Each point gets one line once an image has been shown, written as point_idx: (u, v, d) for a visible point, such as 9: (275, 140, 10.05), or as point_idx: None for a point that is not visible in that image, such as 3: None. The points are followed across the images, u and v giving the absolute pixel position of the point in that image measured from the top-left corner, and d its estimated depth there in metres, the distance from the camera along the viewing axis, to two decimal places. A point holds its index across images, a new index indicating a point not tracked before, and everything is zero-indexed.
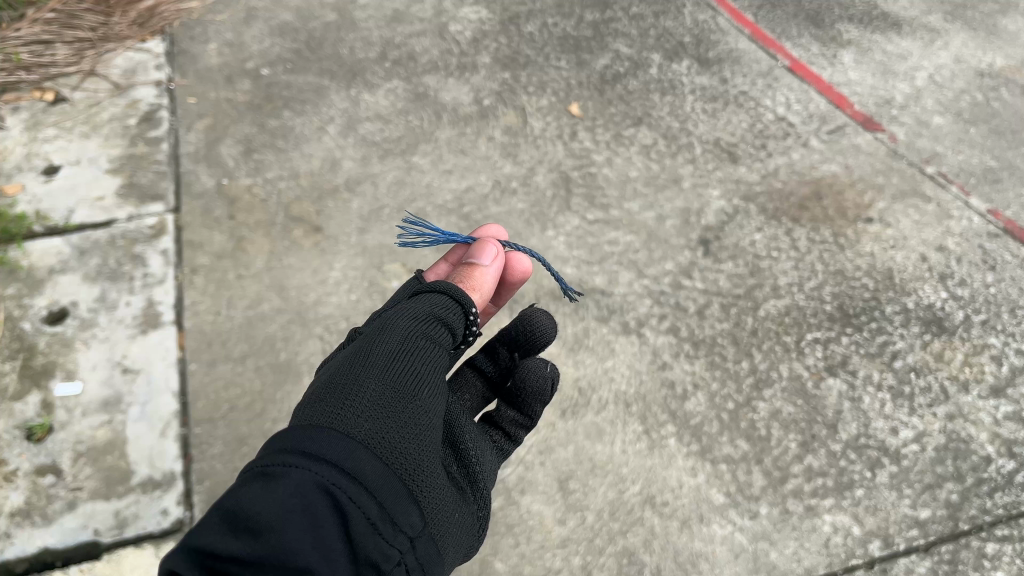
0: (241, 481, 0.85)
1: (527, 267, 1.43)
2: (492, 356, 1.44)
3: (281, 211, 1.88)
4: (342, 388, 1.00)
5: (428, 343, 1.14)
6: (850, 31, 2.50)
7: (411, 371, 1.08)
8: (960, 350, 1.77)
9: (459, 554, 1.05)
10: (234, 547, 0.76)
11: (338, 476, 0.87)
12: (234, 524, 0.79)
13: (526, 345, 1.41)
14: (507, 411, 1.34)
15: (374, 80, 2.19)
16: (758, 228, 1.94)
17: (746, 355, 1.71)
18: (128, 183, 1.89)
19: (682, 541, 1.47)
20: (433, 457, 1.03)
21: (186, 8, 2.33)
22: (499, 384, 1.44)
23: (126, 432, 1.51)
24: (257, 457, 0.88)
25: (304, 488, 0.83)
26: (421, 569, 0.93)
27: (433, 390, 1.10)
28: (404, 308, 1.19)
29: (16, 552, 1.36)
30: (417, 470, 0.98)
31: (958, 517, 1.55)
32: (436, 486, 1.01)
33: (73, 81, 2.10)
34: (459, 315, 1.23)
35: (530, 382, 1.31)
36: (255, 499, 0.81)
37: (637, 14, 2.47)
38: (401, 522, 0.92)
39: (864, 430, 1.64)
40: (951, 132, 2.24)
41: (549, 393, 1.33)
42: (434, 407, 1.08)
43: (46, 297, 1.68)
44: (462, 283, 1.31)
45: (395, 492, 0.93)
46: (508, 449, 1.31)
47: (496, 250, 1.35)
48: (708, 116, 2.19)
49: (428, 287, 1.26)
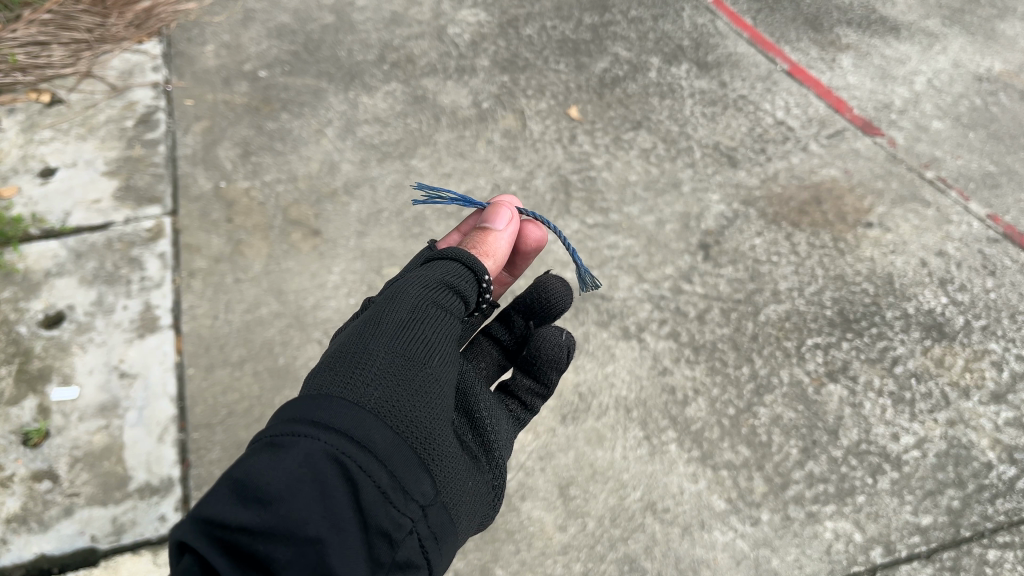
0: (250, 452, 0.84)
1: (541, 236, 1.44)
2: (507, 324, 1.46)
3: (279, 214, 1.87)
4: (351, 356, 0.99)
5: (438, 312, 1.13)
6: (849, 35, 2.50)
7: (421, 339, 1.07)
8: (961, 355, 1.77)
9: (473, 522, 1.04)
10: (243, 518, 0.75)
11: (349, 444, 0.85)
12: (242, 493, 0.78)
13: (542, 313, 1.44)
14: (523, 380, 1.36)
15: (373, 83, 2.18)
16: (758, 233, 1.94)
17: (746, 361, 1.71)
18: (125, 185, 1.88)
19: (684, 548, 1.47)
20: (445, 425, 1.01)
21: (184, 9, 2.32)
22: (515, 352, 1.46)
23: (123, 437, 1.50)
24: (267, 426, 0.87)
25: (313, 457, 0.82)
26: (434, 538, 0.92)
27: (444, 358, 1.08)
28: (415, 276, 1.20)
29: (13, 559, 1.35)
30: (429, 439, 0.96)
31: (959, 523, 1.55)
32: (449, 454, 1.00)
33: (70, 83, 2.09)
34: (472, 282, 1.23)
35: (545, 349, 1.34)
36: (265, 468, 0.80)
37: (636, 17, 2.47)
38: (413, 490, 0.90)
39: (865, 436, 1.63)
40: (950, 136, 2.24)
41: (564, 361, 1.36)
42: (445, 375, 1.07)
43: (42, 300, 1.66)
44: (476, 248, 1.31)
45: (407, 460, 0.91)
46: (524, 418, 1.33)
47: (510, 215, 1.36)
48: (707, 120, 2.19)
49: (440, 254, 1.27)
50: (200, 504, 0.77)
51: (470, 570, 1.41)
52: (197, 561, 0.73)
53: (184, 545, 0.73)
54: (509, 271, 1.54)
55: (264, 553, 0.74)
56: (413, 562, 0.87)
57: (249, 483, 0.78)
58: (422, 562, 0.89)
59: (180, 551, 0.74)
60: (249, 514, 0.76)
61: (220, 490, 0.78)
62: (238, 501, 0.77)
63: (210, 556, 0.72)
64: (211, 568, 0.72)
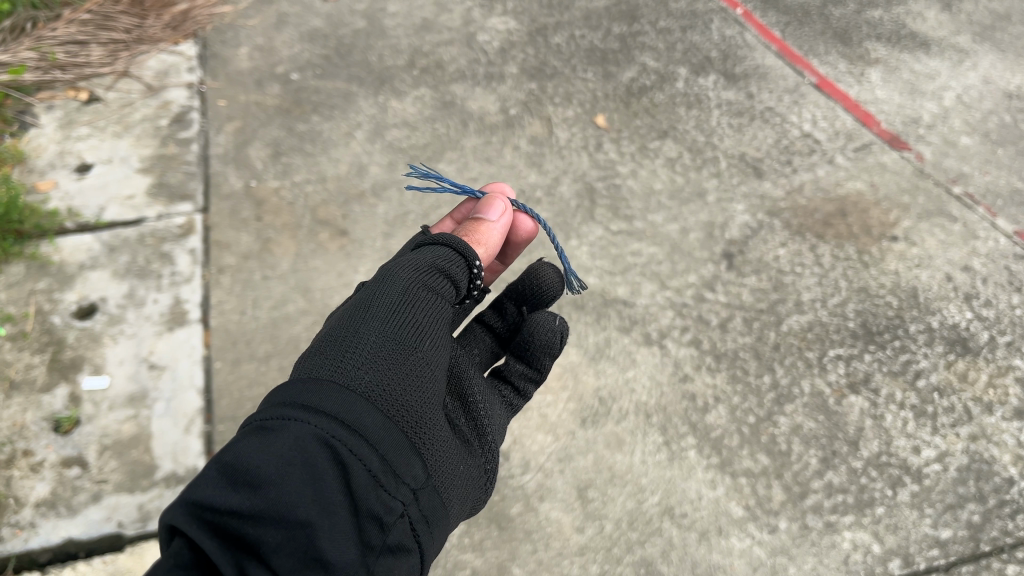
0: (240, 435, 0.86)
1: (533, 227, 1.45)
2: (500, 313, 1.49)
3: (308, 214, 1.90)
4: (342, 340, 1.01)
5: (429, 295, 1.14)
6: (878, 49, 2.50)
7: (412, 324, 1.08)
8: (985, 371, 1.76)
9: (464, 507, 1.05)
10: (233, 502, 0.77)
11: (338, 428, 0.87)
12: (232, 477, 0.79)
13: (533, 300, 1.46)
14: (516, 366, 1.36)
15: (402, 88, 2.21)
16: (782, 244, 1.94)
17: (767, 370, 1.71)
18: (159, 182, 1.92)
19: (701, 553, 1.47)
20: (435, 409, 1.03)
21: (219, 12, 2.37)
22: (508, 340, 1.49)
23: (150, 427, 1.53)
24: (257, 409, 0.89)
25: (303, 442, 0.83)
26: (425, 521, 0.93)
27: (435, 343, 1.10)
28: (407, 259, 1.20)
29: (41, 542, 1.38)
30: (419, 423, 0.98)
31: (979, 538, 1.54)
32: (439, 439, 1.01)
33: (107, 82, 2.14)
34: (463, 267, 1.24)
35: (539, 335, 1.35)
36: (255, 451, 0.82)
37: (665, 28, 2.48)
38: (404, 475, 0.92)
39: (886, 448, 1.63)
40: (978, 152, 2.23)
41: (558, 347, 1.37)
42: (436, 360, 1.08)
43: (76, 292, 1.70)
44: (469, 237, 1.31)
45: (397, 444, 0.93)
46: (517, 404, 1.33)
47: (504, 206, 1.35)
48: (734, 131, 2.20)
49: (432, 239, 1.27)
50: (191, 487, 0.78)
51: (487, 567, 1.42)
52: (187, 544, 0.73)
53: (175, 529, 0.74)
54: (500, 259, 1.56)
55: (254, 537, 0.75)
56: (406, 545, 0.89)
57: (239, 466, 0.80)
58: (414, 546, 0.90)
59: (170, 534, 0.75)
60: (238, 497, 0.77)
61: (210, 474, 0.80)
62: (227, 484, 0.78)
63: (201, 539, 0.72)
64: (201, 550, 0.72)
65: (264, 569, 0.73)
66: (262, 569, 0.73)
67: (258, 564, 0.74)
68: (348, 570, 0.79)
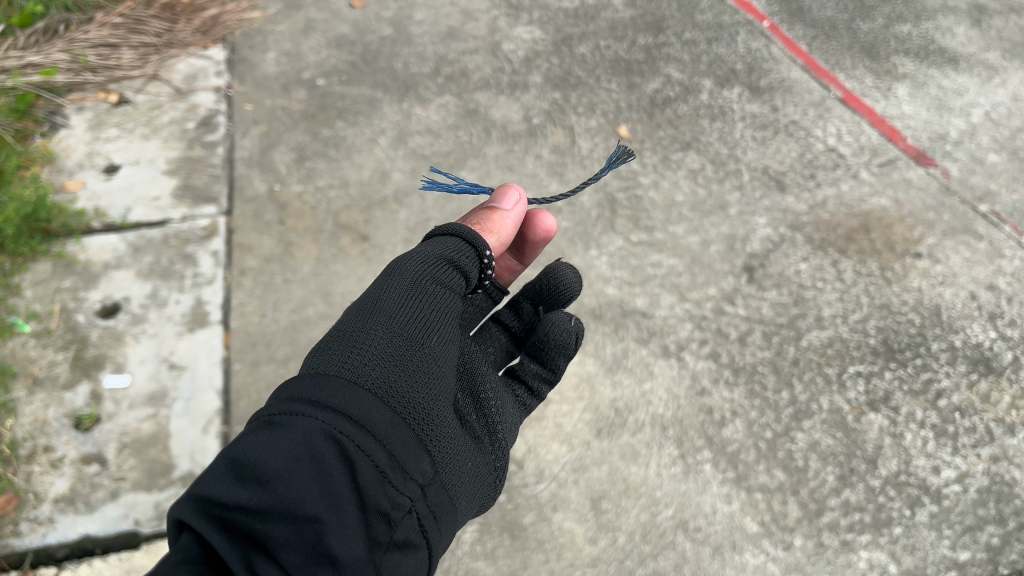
0: (247, 430, 0.86)
1: (551, 226, 1.45)
2: (516, 312, 1.50)
3: (330, 218, 1.91)
4: (351, 335, 1.01)
5: (438, 290, 1.15)
6: (906, 64, 2.48)
7: (420, 319, 1.09)
8: (1008, 392, 1.74)
9: (474, 505, 1.05)
10: (241, 497, 0.77)
11: (346, 424, 0.88)
12: (240, 472, 0.80)
13: (550, 300, 1.47)
14: (530, 365, 1.37)
15: (427, 95, 2.22)
16: (804, 258, 1.93)
17: (786, 386, 1.70)
18: (184, 184, 1.94)
19: (714, 569, 1.46)
20: (444, 405, 1.03)
21: (248, 18, 2.39)
22: (523, 340, 1.50)
23: (169, 426, 1.54)
24: (265, 406, 0.89)
25: (310, 437, 0.84)
26: (434, 517, 0.93)
27: (443, 338, 1.11)
28: (417, 253, 1.21)
29: (59, 538, 1.40)
30: (427, 419, 0.98)
31: (998, 561, 1.52)
32: (448, 435, 1.01)
33: (137, 84, 2.17)
34: (473, 258, 1.24)
35: (554, 334, 1.35)
36: (263, 446, 0.82)
37: (690, 40, 2.47)
38: (411, 470, 0.92)
39: (905, 467, 1.61)
40: (1006, 170, 2.21)
41: (573, 347, 1.36)
42: (444, 355, 1.09)
43: (100, 291, 1.73)
44: (481, 224, 1.32)
45: (404, 439, 0.93)
46: (531, 404, 1.33)
47: (519, 195, 1.36)
48: (758, 144, 2.19)
49: (441, 230, 1.27)
50: (200, 484, 0.78)
51: None
52: (195, 540, 0.73)
53: (183, 523, 0.74)
54: (516, 257, 1.54)
55: (262, 533, 0.76)
56: (412, 541, 0.88)
57: (247, 463, 0.80)
58: (422, 542, 0.90)
59: (178, 530, 0.75)
60: (246, 494, 0.77)
61: (219, 471, 0.80)
62: (235, 480, 0.79)
63: (209, 535, 0.73)
64: (209, 545, 0.73)
65: (272, 564, 0.74)
66: (269, 563, 0.74)
67: (266, 559, 0.74)
68: (356, 566, 0.79)
